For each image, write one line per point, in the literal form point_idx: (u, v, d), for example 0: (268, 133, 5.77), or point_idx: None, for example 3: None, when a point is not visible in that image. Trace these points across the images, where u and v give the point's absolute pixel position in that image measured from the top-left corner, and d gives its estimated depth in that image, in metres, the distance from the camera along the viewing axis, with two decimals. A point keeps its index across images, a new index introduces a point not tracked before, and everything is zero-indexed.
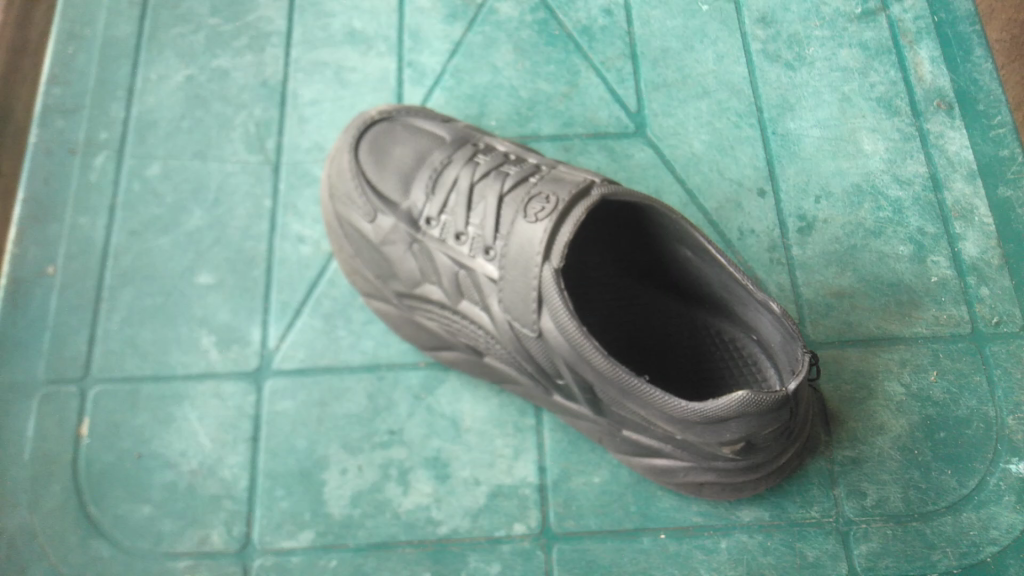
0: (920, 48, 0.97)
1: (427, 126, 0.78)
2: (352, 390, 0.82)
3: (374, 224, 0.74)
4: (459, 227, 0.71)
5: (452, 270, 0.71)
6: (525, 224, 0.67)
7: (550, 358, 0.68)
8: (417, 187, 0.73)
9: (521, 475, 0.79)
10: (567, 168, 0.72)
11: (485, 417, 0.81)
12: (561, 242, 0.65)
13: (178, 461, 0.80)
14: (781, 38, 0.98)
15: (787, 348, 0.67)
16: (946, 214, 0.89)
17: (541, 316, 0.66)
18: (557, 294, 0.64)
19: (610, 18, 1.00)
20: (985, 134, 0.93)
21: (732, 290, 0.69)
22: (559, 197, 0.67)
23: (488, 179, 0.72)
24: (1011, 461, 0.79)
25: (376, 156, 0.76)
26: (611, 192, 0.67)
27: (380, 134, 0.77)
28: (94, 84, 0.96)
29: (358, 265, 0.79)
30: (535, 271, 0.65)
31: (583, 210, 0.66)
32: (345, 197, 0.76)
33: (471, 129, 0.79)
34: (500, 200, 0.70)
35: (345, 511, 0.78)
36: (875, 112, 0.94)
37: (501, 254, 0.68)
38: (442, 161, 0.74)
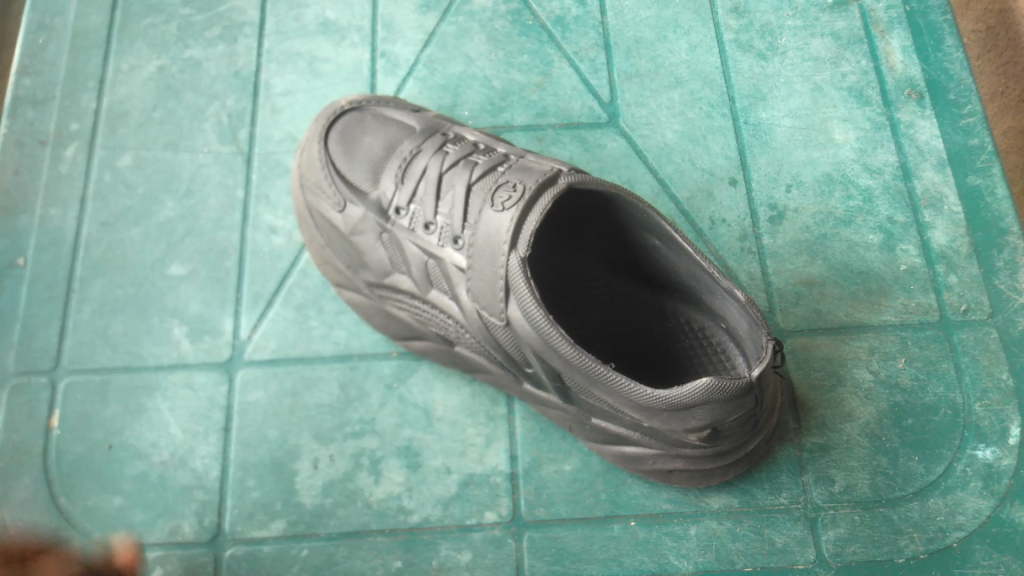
0: (892, 38, 0.98)
1: (397, 116, 0.78)
2: (323, 380, 0.82)
3: (343, 213, 0.74)
4: (427, 217, 0.71)
5: (421, 259, 0.71)
6: (493, 213, 0.67)
7: (519, 347, 0.68)
8: (385, 176, 0.73)
9: (492, 464, 0.79)
10: (536, 157, 0.72)
11: (456, 407, 0.81)
12: (528, 231, 0.65)
13: (149, 452, 0.80)
14: (754, 27, 0.99)
15: (753, 336, 0.67)
16: (915, 203, 0.90)
17: (508, 305, 0.66)
18: (524, 283, 0.64)
19: (584, 8, 1.00)
20: (955, 123, 0.94)
21: (700, 278, 0.69)
22: (527, 186, 0.67)
23: (456, 168, 0.72)
24: (978, 448, 0.80)
25: (344, 145, 0.76)
26: (578, 181, 0.67)
27: (349, 124, 0.77)
28: (64, 75, 0.96)
29: (329, 255, 0.79)
30: (502, 260, 0.65)
31: (550, 199, 0.66)
32: (314, 185, 0.76)
33: (441, 118, 0.79)
34: (468, 189, 0.70)
35: (316, 500, 0.78)
36: (846, 102, 0.95)
37: (469, 243, 0.68)
38: (412, 151, 0.74)
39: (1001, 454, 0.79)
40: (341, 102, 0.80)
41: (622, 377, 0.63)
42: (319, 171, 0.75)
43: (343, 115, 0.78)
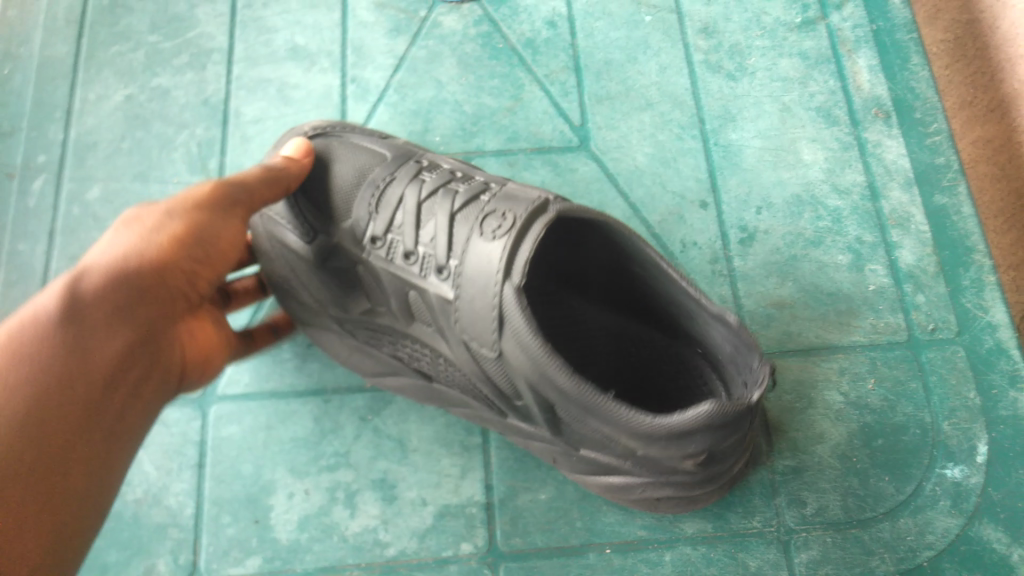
0: (859, 57, 0.99)
1: (366, 145, 0.77)
2: (298, 413, 0.82)
3: (314, 244, 0.73)
4: (407, 246, 0.69)
5: (401, 290, 0.70)
6: (483, 242, 0.65)
7: (510, 378, 0.66)
8: (361, 205, 0.72)
9: (467, 494, 0.79)
10: (517, 185, 0.71)
11: (431, 437, 0.81)
12: (521, 260, 0.63)
13: (122, 490, 0.79)
14: (722, 48, 0.99)
15: (738, 360, 0.65)
16: (883, 223, 0.91)
17: (501, 338, 0.63)
18: (519, 313, 0.61)
19: (554, 30, 1.00)
20: (921, 141, 0.95)
21: (680, 307, 0.68)
22: (515, 213, 0.65)
23: (436, 198, 0.70)
24: (946, 467, 0.81)
25: (315, 175, 0.75)
26: (565, 207, 0.66)
27: (318, 152, 0.76)
28: (31, 106, 0.95)
29: (294, 286, 0.77)
30: (495, 289, 0.63)
31: (541, 226, 0.64)
32: (281, 214, 0.74)
33: (411, 147, 0.78)
34: (451, 218, 0.68)
35: (292, 535, 0.78)
36: (815, 122, 0.96)
37: (457, 273, 0.66)
38: (386, 179, 0.73)
39: (969, 473, 0.81)
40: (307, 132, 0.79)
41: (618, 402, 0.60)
42: (290, 200, 0.74)
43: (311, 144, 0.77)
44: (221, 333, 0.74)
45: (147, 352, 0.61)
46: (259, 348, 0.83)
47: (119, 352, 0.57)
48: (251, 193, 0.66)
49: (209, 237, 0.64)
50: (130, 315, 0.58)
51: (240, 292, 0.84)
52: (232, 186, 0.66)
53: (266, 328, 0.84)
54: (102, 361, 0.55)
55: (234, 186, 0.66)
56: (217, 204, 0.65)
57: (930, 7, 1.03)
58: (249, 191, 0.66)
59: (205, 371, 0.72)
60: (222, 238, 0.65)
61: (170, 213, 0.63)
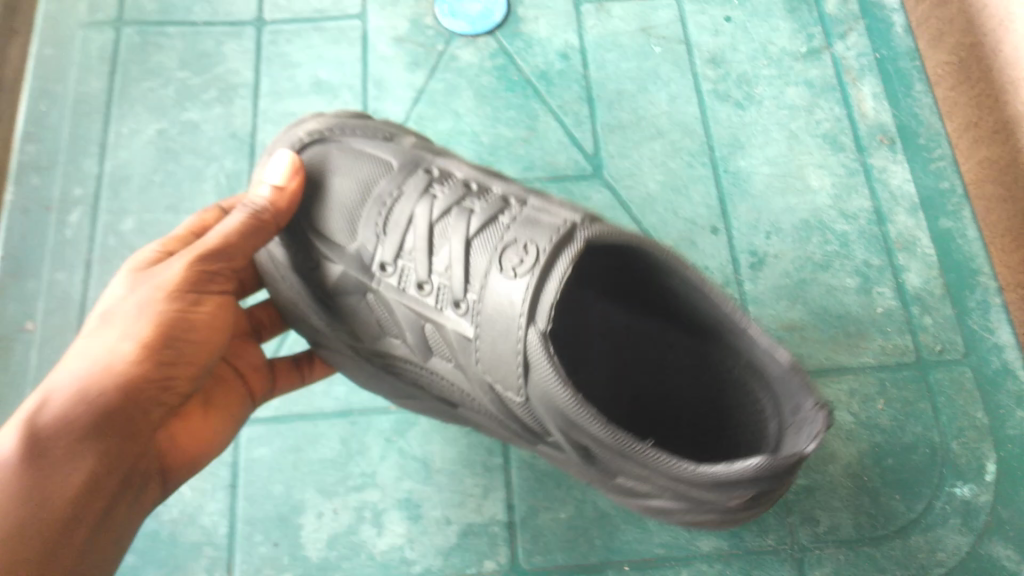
0: (864, 85, 1.02)
1: (367, 149, 0.69)
2: (325, 436, 0.85)
3: (318, 271, 0.67)
4: (421, 276, 0.64)
5: (416, 322, 0.65)
6: (504, 281, 0.59)
7: (537, 419, 0.61)
8: (367, 228, 0.65)
9: (490, 513, 0.82)
10: (540, 202, 0.63)
11: (454, 458, 0.84)
12: (548, 300, 0.57)
13: (158, 510, 0.82)
14: (730, 78, 1.03)
15: (791, 394, 0.58)
16: (890, 246, 0.94)
17: (526, 383, 0.59)
18: (545, 360, 0.56)
19: (567, 62, 1.03)
20: (926, 167, 0.98)
21: (717, 325, 0.61)
22: (539, 245, 0.58)
23: (449, 218, 0.64)
24: (956, 485, 0.83)
25: (313, 191, 0.67)
26: (596, 235, 0.58)
27: (314, 165, 0.68)
28: (67, 141, 0.99)
29: (301, 313, 0.71)
30: (518, 333, 0.58)
31: (570, 259, 0.57)
32: (281, 240, 0.68)
33: (420, 149, 0.70)
34: (467, 244, 0.62)
35: (321, 554, 0.81)
36: (822, 148, 0.99)
37: (476, 311, 0.60)
38: (393, 195, 0.66)
39: (978, 491, 0.83)
40: (301, 136, 0.70)
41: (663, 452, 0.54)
42: (290, 224, 0.67)
43: (304, 151, 0.69)
44: (230, 388, 0.75)
45: (133, 467, 0.59)
46: (286, 386, 0.82)
47: (99, 471, 0.54)
48: (219, 260, 0.64)
49: (186, 319, 0.62)
50: (116, 431, 0.56)
51: (264, 319, 0.81)
52: (206, 263, 0.63)
53: (290, 365, 0.81)
54: (79, 484, 0.53)
55: (206, 263, 0.63)
56: (190, 285, 0.63)
57: (936, 29, 1.05)
58: (224, 259, 0.64)
59: (219, 434, 0.72)
60: (200, 317, 0.63)
61: (139, 310, 0.60)
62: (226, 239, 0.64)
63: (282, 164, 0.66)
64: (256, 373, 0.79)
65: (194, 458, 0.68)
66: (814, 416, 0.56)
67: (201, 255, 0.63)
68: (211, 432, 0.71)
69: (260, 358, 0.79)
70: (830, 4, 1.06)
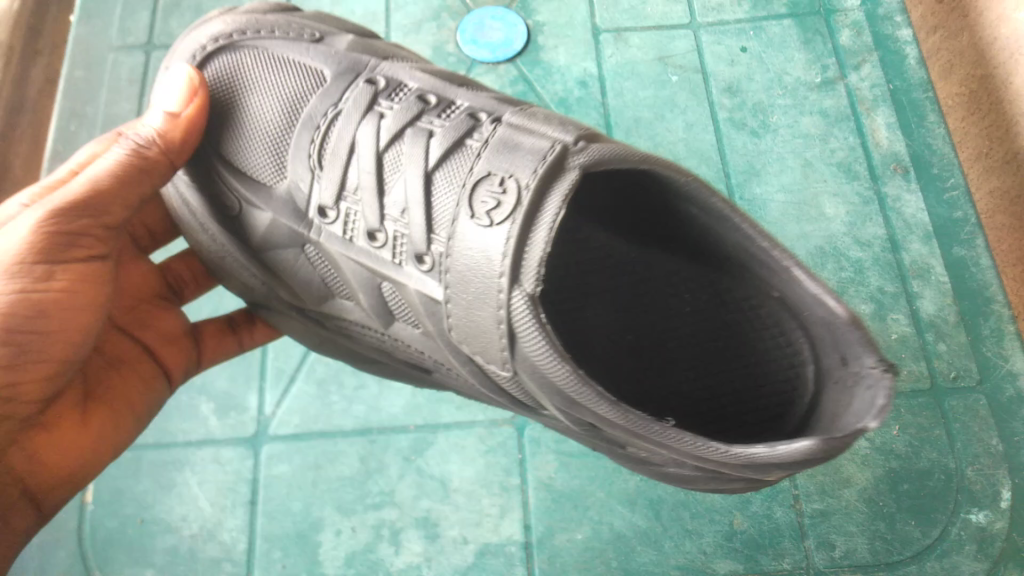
0: (877, 115, 1.04)
1: (289, 57, 0.58)
2: (344, 453, 0.86)
3: (242, 220, 0.58)
4: (370, 224, 0.53)
5: (370, 280, 0.56)
6: (480, 232, 0.48)
7: (532, 395, 0.53)
8: (297, 160, 0.56)
9: (506, 533, 0.83)
10: (516, 118, 0.51)
11: (472, 478, 0.85)
12: (536, 257, 0.47)
13: (179, 525, 0.84)
14: (746, 106, 1.04)
15: (850, 348, 0.50)
16: (904, 273, 0.95)
17: (514, 355, 0.49)
18: (535, 330, 0.47)
19: (585, 89, 1.05)
20: (940, 196, 1.00)
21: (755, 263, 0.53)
22: (519, 180, 0.47)
23: (403, 146, 0.53)
24: (971, 512, 0.83)
25: (228, 115, 0.57)
26: (593, 163, 0.47)
27: (230, 83, 0.58)
28: None
29: (230, 269, 0.62)
30: (500, 297, 0.47)
31: (563, 197, 0.46)
32: (189, 177, 0.59)
33: (357, 50, 0.59)
34: (429, 181, 0.51)
35: (340, 571, 0.82)
36: (836, 177, 1.00)
37: (444, 267, 0.50)
38: (327, 115, 0.56)
39: (993, 517, 0.83)
40: (203, 43, 0.58)
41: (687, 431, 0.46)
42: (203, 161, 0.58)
43: (215, 63, 0.58)
44: (131, 370, 0.71)
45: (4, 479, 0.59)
46: (216, 352, 0.81)
47: None
48: (79, 218, 0.58)
49: (34, 305, 0.57)
50: None
51: (184, 275, 0.81)
52: (58, 225, 0.57)
53: (222, 328, 0.81)
54: None
55: (60, 224, 0.57)
56: (39, 254, 0.56)
57: (947, 61, 1.06)
58: (85, 216, 0.58)
59: (111, 436, 0.68)
60: (52, 296, 0.58)
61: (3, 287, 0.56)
62: (93, 188, 0.57)
63: (178, 85, 0.55)
64: (168, 345, 0.75)
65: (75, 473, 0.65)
66: (875, 380, 0.48)
67: (51, 215, 0.57)
68: (122, 425, 0.69)
69: (178, 324, 0.77)
70: (844, 36, 1.08)
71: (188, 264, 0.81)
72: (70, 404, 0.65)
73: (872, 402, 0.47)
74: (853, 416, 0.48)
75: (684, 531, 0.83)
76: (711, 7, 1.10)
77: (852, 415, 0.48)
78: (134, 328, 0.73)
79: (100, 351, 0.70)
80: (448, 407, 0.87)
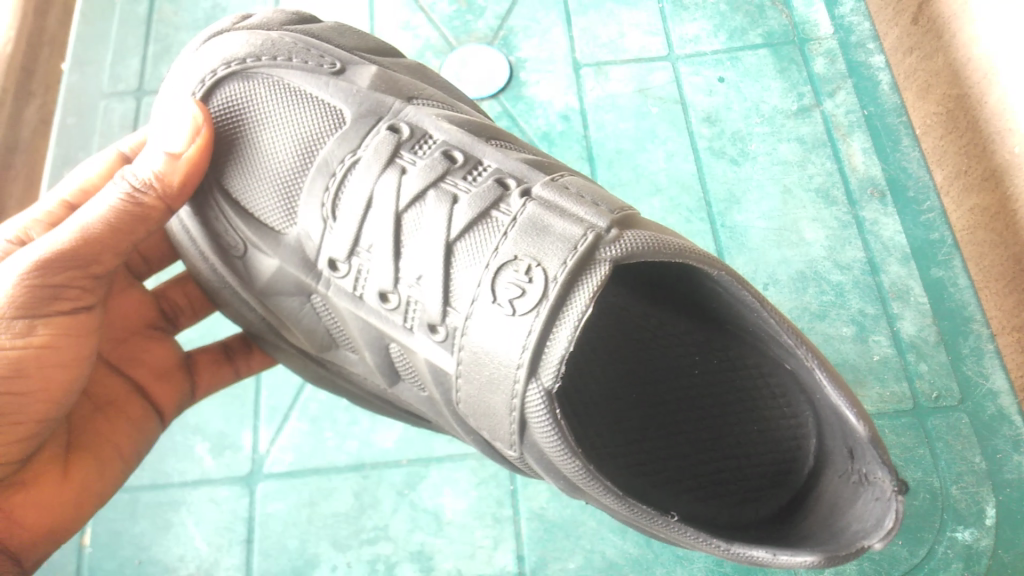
0: (853, 141, 1.06)
1: (306, 91, 0.59)
2: (338, 489, 0.87)
3: (252, 260, 0.60)
4: (384, 286, 0.54)
5: (380, 342, 0.58)
6: (503, 318, 0.49)
7: (538, 471, 0.55)
8: (310, 207, 0.57)
9: (500, 564, 0.84)
10: (546, 193, 0.53)
11: (465, 510, 0.86)
12: (556, 354, 0.47)
13: (176, 566, 0.85)
14: (725, 135, 1.06)
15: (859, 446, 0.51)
16: (883, 296, 0.97)
17: (524, 441, 0.51)
18: (550, 427, 0.48)
19: (568, 123, 1.08)
20: (916, 219, 1.02)
21: (776, 342, 0.54)
22: (547, 270, 0.48)
23: (427, 211, 0.54)
24: (957, 530, 0.85)
25: (241, 153, 0.59)
26: (623, 257, 0.49)
27: (246, 117, 0.59)
28: None
29: (230, 301, 0.65)
30: (515, 389, 0.49)
31: (590, 294, 0.47)
32: (191, 211, 0.61)
33: (379, 88, 0.60)
34: (451, 250, 0.52)
35: None
36: (815, 202, 1.02)
37: (458, 342, 0.51)
38: (344, 162, 0.57)
39: (979, 535, 0.85)
40: (216, 67, 0.60)
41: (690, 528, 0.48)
42: (207, 187, 0.60)
43: (221, 91, 0.60)
44: (119, 414, 0.73)
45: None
46: (210, 381, 0.82)
47: None
48: (65, 271, 0.58)
49: (14, 362, 0.59)
50: None
51: (181, 304, 0.81)
52: (42, 278, 0.57)
53: (218, 357, 0.82)
54: None
55: (45, 277, 0.57)
56: (21, 308, 0.58)
57: (924, 81, 1.07)
58: (72, 267, 0.59)
59: (100, 483, 0.70)
60: (31, 353, 0.59)
61: None
62: (84, 238, 0.58)
63: (183, 126, 0.57)
64: (158, 381, 0.77)
65: (57, 526, 0.66)
66: (885, 497, 0.49)
67: (37, 266, 0.57)
68: (109, 473, 0.71)
69: (171, 356, 0.79)
70: (819, 64, 1.11)
71: (185, 292, 0.80)
72: (52, 457, 0.67)
73: (880, 518, 0.49)
74: (860, 524, 0.50)
75: (675, 557, 0.84)
76: (689, 39, 1.12)
77: (860, 522, 0.50)
78: (126, 365, 0.75)
79: (89, 397, 0.72)
80: (441, 440, 0.89)
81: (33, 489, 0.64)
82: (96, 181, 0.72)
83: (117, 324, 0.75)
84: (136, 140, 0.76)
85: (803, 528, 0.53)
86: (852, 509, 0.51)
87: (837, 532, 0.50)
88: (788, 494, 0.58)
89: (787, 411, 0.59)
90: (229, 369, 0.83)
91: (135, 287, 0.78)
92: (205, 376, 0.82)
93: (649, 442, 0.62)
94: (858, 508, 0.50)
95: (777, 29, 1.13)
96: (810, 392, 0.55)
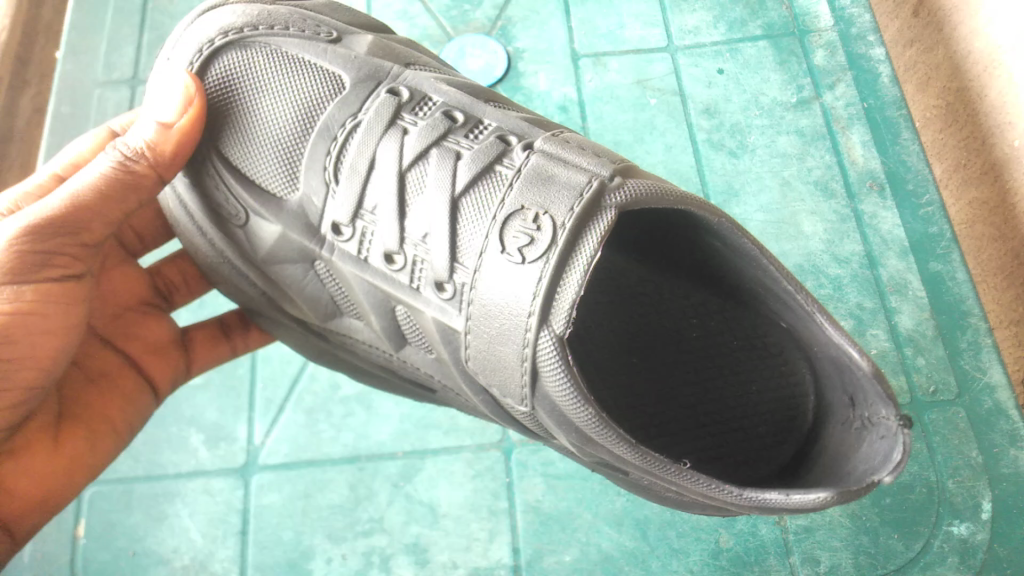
0: (852, 133, 1.06)
1: (305, 59, 0.59)
2: (334, 481, 0.87)
3: (253, 229, 0.58)
4: (389, 246, 0.54)
5: (386, 305, 0.57)
6: (511, 268, 0.49)
7: (547, 428, 0.55)
8: (312, 171, 0.56)
9: (496, 557, 0.84)
10: (548, 146, 0.53)
11: (461, 503, 0.86)
12: (567, 299, 0.48)
13: (171, 557, 0.85)
14: (724, 127, 1.06)
15: (868, 390, 0.51)
16: (881, 289, 0.97)
17: (535, 393, 0.51)
18: (563, 374, 0.48)
19: (566, 114, 1.07)
20: (915, 213, 1.01)
21: (777, 296, 0.54)
22: (554, 218, 0.48)
23: (431, 168, 0.53)
24: (953, 524, 0.85)
25: (238, 122, 0.58)
26: (629, 202, 0.49)
27: (244, 87, 0.58)
28: None
29: (228, 276, 0.64)
30: (527, 337, 0.48)
31: (598, 239, 0.48)
32: (189, 181, 0.60)
33: (377, 55, 0.60)
34: (455, 206, 0.52)
35: None
36: (813, 195, 1.02)
37: (467, 298, 0.51)
38: (345, 126, 0.56)
39: (975, 529, 0.85)
40: (211, 37, 0.59)
41: (702, 475, 0.49)
42: (203, 153, 0.58)
43: (219, 61, 0.58)
44: (113, 387, 0.72)
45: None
46: (207, 356, 0.82)
47: None
48: (54, 237, 0.58)
49: (2, 330, 0.58)
50: None
51: (176, 282, 0.81)
52: (33, 243, 0.57)
53: (215, 334, 0.81)
54: None
55: (34, 242, 0.57)
56: (11, 272, 0.57)
57: (924, 74, 1.07)
58: (62, 234, 0.58)
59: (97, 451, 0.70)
60: (16, 318, 0.58)
61: None
62: (74, 204, 0.58)
63: (175, 95, 0.56)
64: (152, 354, 0.76)
65: (50, 496, 0.66)
66: (892, 433, 0.50)
67: (26, 230, 0.57)
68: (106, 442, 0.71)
69: (166, 331, 0.78)
70: (818, 56, 1.10)
71: (180, 269, 0.81)
72: (43, 427, 0.67)
73: (888, 453, 0.50)
74: (868, 464, 0.51)
75: (671, 551, 0.84)
76: (688, 31, 1.12)
77: (868, 462, 0.51)
78: (120, 339, 0.75)
79: (81, 368, 0.71)
80: (437, 432, 0.88)
81: (23, 458, 0.65)
82: (88, 155, 0.72)
83: (110, 298, 0.75)
84: (127, 118, 0.77)
85: (809, 477, 0.54)
86: (857, 453, 0.52)
87: (846, 475, 0.51)
88: (790, 449, 0.58)
89: (783, 368, 0.59)
90: (227, 347, 0.82)
91: (130, 264, 0.77)
92: (200, 352, 0.81)
93: (653, 405, 0.62)
94: (866, 449, 0.52)
95: (777, 20, 1.12)
96: (807, 346, 0.56)
